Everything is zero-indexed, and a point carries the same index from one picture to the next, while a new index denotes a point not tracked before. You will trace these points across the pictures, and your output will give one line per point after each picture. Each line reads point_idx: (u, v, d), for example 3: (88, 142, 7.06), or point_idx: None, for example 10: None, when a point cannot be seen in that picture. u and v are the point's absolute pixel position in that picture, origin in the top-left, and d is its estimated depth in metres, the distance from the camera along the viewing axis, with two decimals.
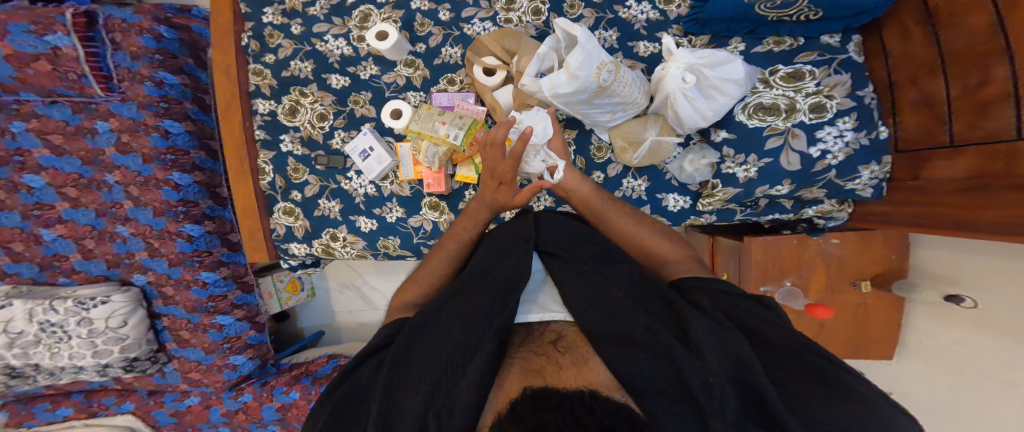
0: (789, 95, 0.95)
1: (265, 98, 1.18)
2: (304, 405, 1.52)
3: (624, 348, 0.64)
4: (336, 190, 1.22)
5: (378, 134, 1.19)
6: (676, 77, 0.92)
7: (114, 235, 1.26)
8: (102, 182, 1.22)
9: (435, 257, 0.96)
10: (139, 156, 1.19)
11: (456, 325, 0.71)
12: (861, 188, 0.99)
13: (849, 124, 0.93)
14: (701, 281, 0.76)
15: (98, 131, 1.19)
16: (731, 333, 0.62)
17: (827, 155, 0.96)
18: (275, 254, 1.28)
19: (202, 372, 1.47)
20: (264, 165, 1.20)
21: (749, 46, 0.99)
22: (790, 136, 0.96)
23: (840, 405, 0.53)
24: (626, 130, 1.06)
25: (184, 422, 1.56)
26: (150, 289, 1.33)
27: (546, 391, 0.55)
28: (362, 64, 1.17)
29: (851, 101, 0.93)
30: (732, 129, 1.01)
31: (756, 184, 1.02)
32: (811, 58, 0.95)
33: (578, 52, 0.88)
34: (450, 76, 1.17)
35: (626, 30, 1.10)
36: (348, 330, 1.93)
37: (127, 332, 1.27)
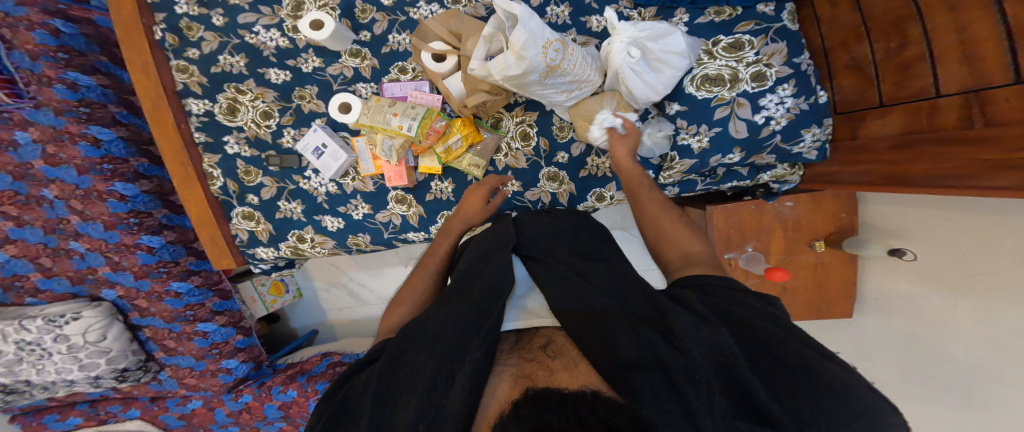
0: (732, 66, 0.90)
1: (197, 97, 1.13)
2: (303, 401, 1.54)
3: (605, 350, 0.58)
4: (296, 191, 1.20)
5: (331, 130, 1.15)
6: (620, 52, 0.86)
7: (70, 252, 1.25)
8: (41, 197, 1.19)
9: (417, 273, 0.94)
10: (72, 168, 1.16)
11: (437, 335, 0.68)
12: (807, 151, 0.94)
13: (789, 91, 0.88)
14: (706, 278, 0.67)
15: (20, 143, 1.13)
16: (713, 327, 0.56)
17: (771, 121, 0.90)
18: (243, 259, 1.27)
19: (197, 377, 1.50)
20: (212, 169, 1.17)
21: (692, 17, 0.93)
22: (736, 106, 0.91)
23: (822, 397, 0.47)
24: (584, 109, 0.98)
25: (194, 423, 1.62)
26: (122, 302, 1.33)
27: (549, 391, 0.52)
28: (302, 56, 1.12)
29: (788, 69, 0.88)
30: (683, 101, 0.94)
31: (709, 155, 0.96)
32: (748, 27, 0.90)
33: (521, 31, 0.80)
34: (401, 64, 1.11)
35: (578, 4, 1.00)
36: (341, 327, 1.93)
37: (109, 345, 1.30)
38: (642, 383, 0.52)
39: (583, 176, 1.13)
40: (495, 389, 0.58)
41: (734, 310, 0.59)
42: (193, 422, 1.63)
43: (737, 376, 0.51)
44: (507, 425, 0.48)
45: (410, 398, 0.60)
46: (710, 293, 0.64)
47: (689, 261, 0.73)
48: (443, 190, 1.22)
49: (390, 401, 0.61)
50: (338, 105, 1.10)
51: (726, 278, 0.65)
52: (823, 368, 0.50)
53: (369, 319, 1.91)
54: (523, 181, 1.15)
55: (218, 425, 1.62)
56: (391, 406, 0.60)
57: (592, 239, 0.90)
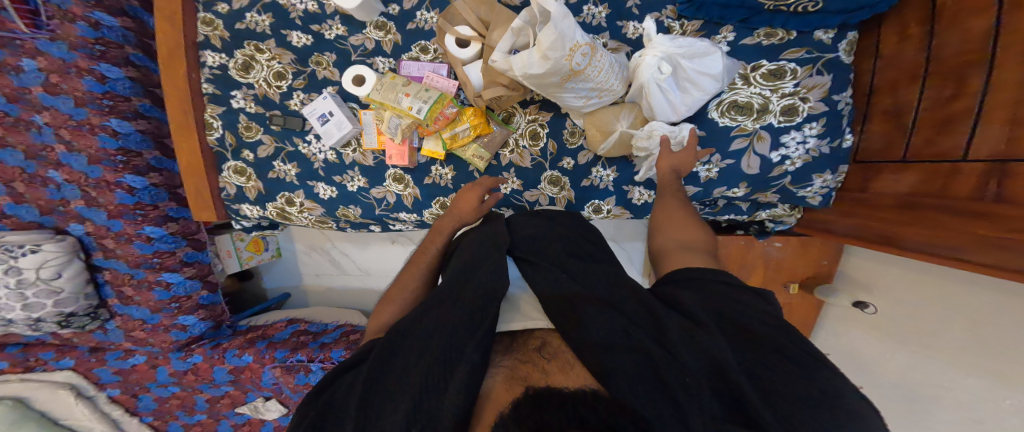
0: (765, 94, 0.96)
1: (215, 51, 1.12)
2: (257, 368, 1.57)
3: (607, 349, 0.64)
4: (294, 153, 1.19)
5: (340, 99, 1.15)
6: (652, 66, 0.91)
7: (46, 180, 1.20)
8: (31, 122, 1.14)
9: (408, 272, 0.98)
10: (70, 99, 1.12)
11: (433, 333, 0.73)
12: (811, 196, 1.02)
13: (815, 130, 0.95)
14: (705, 272, 0.75)
15: (24, 69, 1.10)
16: (706, 332, 0.64)
17: (786, 160, 0.98)
18: (225, 214, 1.24)
19: (147, 331, 1.46)
20: (212, 120, 1.15)
21: (739, 37, 0.96)
22: (756, 138, 0.98)
23: (815, 401, 0.54)
24: (597, 118, 1.03)
25: (130, 380, 1.60)
26: (88, 239, 1.28)
27: (550, 392, 0.56)
28: (327, 22, 1.12)
29: (824, 106, 0.94)
30: (704, 125, 1.00)
31: (715, 185, 1.04)
32: (797, 55, 0.94)
33: (550, 30, 0.83)
34: (422, 43, 1.12)
35: (617, 8, 1.03)
36: (314, 293, 1.95)
37: (62, 285, 1.25)
38: (642, 384, 0.59)
39: (585, 185, 1.18)
40: (490, 392, 0.65)
41: (728, 313, 0.67)
42: (130, 378, 1.61)
43: (727, 380, 0.58)
44: (509, 424, 0.51)
45: (402, 397, 0.65)
46: (702, 293, 0.72)
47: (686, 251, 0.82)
48: (443, 176, 1.24)
49: (382, 395, 0.67)
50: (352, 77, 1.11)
51: (728, 276, 0.73)
52: (806, 378, 0.57)
53: (345, 289, 1.93)
54: (524, 181, 1.20)
55: (156, 384, 1.62)
56: (384, 399, 0.66)
57: (588, 243, 0.97)
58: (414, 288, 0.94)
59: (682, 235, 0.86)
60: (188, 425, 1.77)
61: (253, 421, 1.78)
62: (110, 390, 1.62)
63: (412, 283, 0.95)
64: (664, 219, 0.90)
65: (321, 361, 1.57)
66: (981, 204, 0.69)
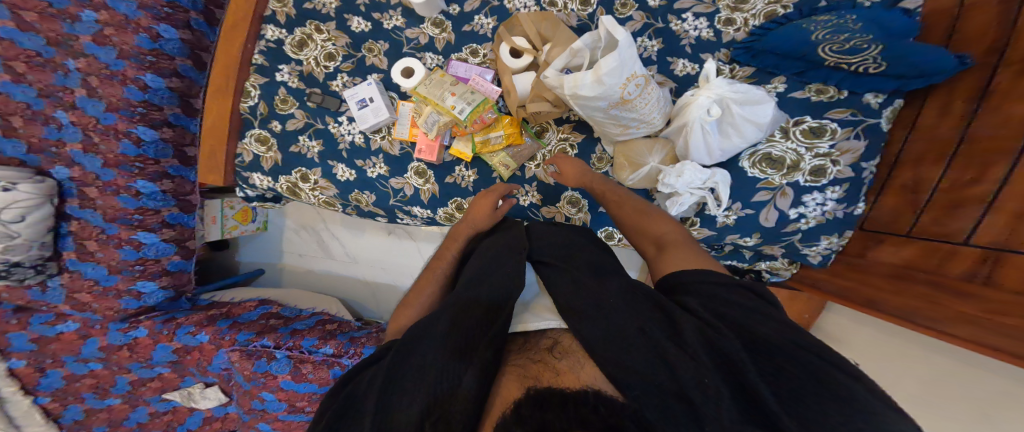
0: (799, 151, 1.07)
1: (277, 26, 1.29)
2: (209, 349, 1.47)
3: (621, 354, 0.68)
4: (321, 131, 1.28)
5: (382, 87, 1.25)
6: (702, 107, 1.02)
7: (49, 119, 1.25)
8: (60, 65, 1.23)
9: (424, 281, 1.01)
10: (114, 50, 1.24)
11: (455, 333, 0.75)
12: (812, 254, 1.17)
13: (836, 194, 1.08)
14: (706, 276, 0.79)
15: (81, 19, 1.22)
16: (718, 334, 0.68)
17: (802, 218, 1.12)
18: (234, 181, 1.32)
19: (95, 295, 1.38)
20: (252, 89, 1.28)
21: (789, 89, 1.08)
22: (779, 194, 1.12)
23: (827, 402, 0.57)
24: (633, 148, 1.13)
25: (45, 351, 1.41)
26: (69, 185, 1.30)
27: (550, 391, 0.61)
28: (389, 13, 1.28)
29: (851, 171, 1.06)
30: (735, 174, 1.14)
31: (728, 231, 1.19)
32: (843, 115, 1.04)
33: (613, 58, 0.93)
34: (475, 47, 1.27)
35: (671, 44, 1.19)
36: (291, 273, 1.92)
37: (19, 230, 1.22)
38: (658, 392, 0.63)
39: (602, 211, 1.26)
40: (496, 392, 0.68)
41: (736, 316, 0.70)
42: (46, 350, 1.42)
43: (740, 387, 0.62)
44: (511, 423, 0.56)
45: (416, 398, 0.67)
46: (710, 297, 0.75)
47: (690, 259, 0.87)
48: (465, 178, 1.27)
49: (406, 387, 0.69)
50: (401, 68, 1.22)
51: (724, 277, 0.78)
52: (819, 372, 0.60)
53: (325, 274, 1.89)
54: (543, 197, 1.28)
55: (76, 359, 1.44)
56: (407, 391, 0.68)
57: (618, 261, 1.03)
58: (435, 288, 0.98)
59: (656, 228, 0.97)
60: (90, 411, 1.53)
61: (179, 410, 1.61)
62: (14, 360, 1.40)
63: (431, 284, 0.99)
64: (636, 229, 1.00)
65: (289, 349, 1.47)
66: (969, 285, 0.83)
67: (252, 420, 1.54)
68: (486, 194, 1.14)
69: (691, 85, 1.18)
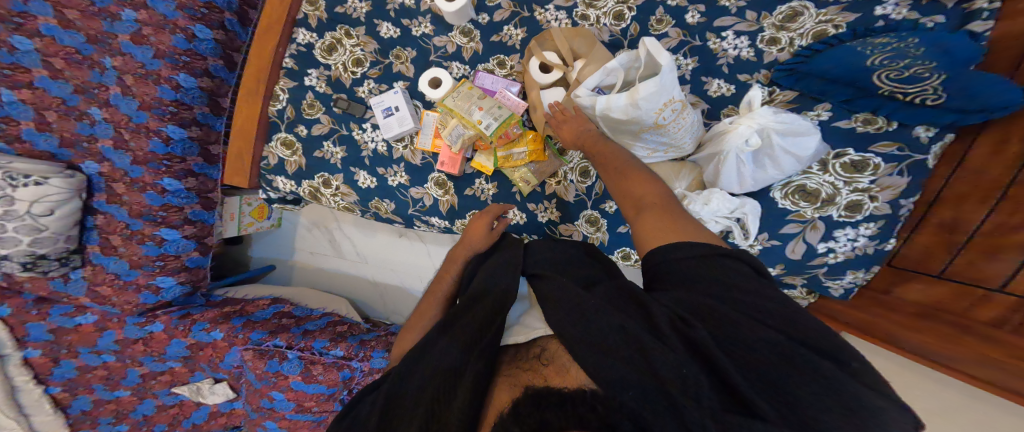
0: (836, 185, 1.05)
1: (308, 30, 1.30)
2: (224, 346, 1.48)
3: (592, 344, 0.62)
4: (345, 137, 1.29)
5: (408, 96, 1.25)
6: (743, 136, 0.98)
7: (83, 115, 1.28)
8: (98, 63, 1.26)
9: (427, 303, 1.01)
10: (150, 50, 1.28)
11: (450, 350, 0.72)
12: (834, 287, 1.14)
13: (869, 231, 1.05)
14: (679, 253, 0.71)
15: (121, 18, 1.25)
16: (690, 322, 0.61)
17: (830, 252, 1.10)
18: (257, 183, 1.35)
19: (116, 288, 1.41)
20: (280, 92, 1.30)
21: (833, 117, 1.04)
22: (810, 227, 1.09)
23: (803, 383, 0.53)
24: (657, 171, 1.14)
25: (61, 341, 1.44)
26: (97, 181, 1.33)
27: (549, 390, 0.57)
28: (418, 19, 1.28)
29: (887, 208, 1.03)
30: (766, 203, 1.11)
31: None
32: (888, 149, 1.00)
33: (653, 83, 0.92)
34: (501, 58, 1.26)
35: (706, 63, 1.18)
36: (300, 270, 1.92)
37: (48, 223, 1.25)
38: (632, 378, 0.56)
39: (621, 232, 1.23)
40: (493, 395, 0.62)
41: (722, 296, 0.64)
42: (61, 340, 1.44)
43: (721, 374, 0.56)
44: (509, 425, 0.53)
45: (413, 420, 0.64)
46: (690, 277, 0.68)
47: (663, 230, 0.77)
48: (484, 191, 1.27)
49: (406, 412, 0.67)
50: (429, 78, 1.20)
51: (695, 250, 0.70)
52: (804, 359, 0.55)
53: (335, 273, 1.89)
54: (562, 214, 1.26)
55: (91, 349, 1.46)
56: (406, 416, 0.66)
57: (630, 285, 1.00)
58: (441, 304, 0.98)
59: (637, 191, 0.88)
60: (99, 402, 1.53)
61: (185, 405, 1.60)
62: (30, 350, 1.42)
63: (432, 309, 0.98)
64: (625, 201, 0.90)
65: (300, 349, 1.48)
66: (997, 331, 0.83)
67: (260, 417, 1.53)
68: (486, 213, 1.11)
69: (724, 107, 1.16)
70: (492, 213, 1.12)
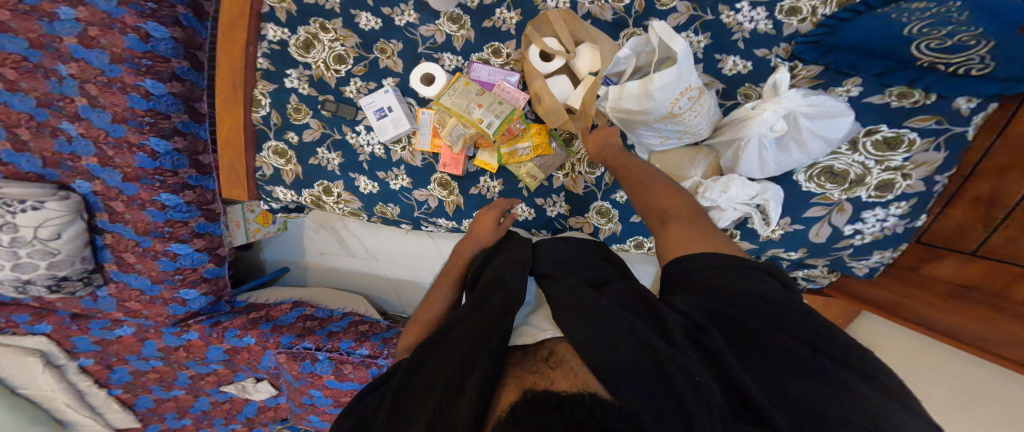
0: (866, 164, 0.98)
1: (278, 24, 1.23)
2: (257, 350, 1.52)
3: (602, 345, 0.55)
4: (339, 142, 1.26)
5: (399, 94, 1.21)
6: (767, 122, 0.91)
7: (57, 131, 1.28)
8: (52, 70, 1.23)
9: (433, 298, 0.94)
10: (105, 54, 1.22)
11: (454, 350, 0.63)
12: (858, 266, 1.09)
13: (900, 210, 0.99)
14: (699, 260, 0.68)
15: (59, 18, 1.19)
16: (702, 327, 0.57)
17: (857, 234, 1.04)
18: (257, 194, 1.35)
19: (144, 302, 1.46)
20: (262, 97, 1.26)
21: (864, 93, 0.96)
22: (836, 210, 1.04)
23: (819, 390, 0.49)
24: (670, 158, 1.07)
25: (109, 351, 1.49)
26: (93, 199, 1.34)
27: (546, 392, 0.49)
28: (400, 7, 1.20)
29: (922, 186, 0.95)
30: (788, 187, 1.05)
31: (772, 245, 1.12)
32: (925, 123, 0.92)
33: (669, 73, 0.86)
34: (496, 46, 1.19)
35: (720, 39, 1.08)
36: (315, 270, 1.96)
37: (59, 246, 1.29)
38: (636, 372, 0.52)
39: (633, 221, 1.19)
40: (503, 393, 0.54)
41: (739, 301, 0.60)
42: (109, 349, 1.50)
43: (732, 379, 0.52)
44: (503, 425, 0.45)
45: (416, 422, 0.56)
46: (706, 282, 0.64)
47: (686, 239, 0.74)
48: (490, 188, 1.24)
49: (405, 413, 0.60)
50: (421, 75, 1.16)
51: (713, 256, 0.67)
52: (822, 370, 0.50)
53: (348, 271, 1.92)
54: (571, 207, 1.22)
55: (137, 357, 1.52)
56: (405, 418, 0.59)
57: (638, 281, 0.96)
58: (443, 303, 0.92)
59: (657, 201, 0.86)
60: (160, 400, 1.63)
61: (235, 400, 1.69)
62: (84, 359, 1.49)
63: (439, 303, 0.92)
64: (647, 211, 0.88)
65: (329, 351, 1.51)
66: None
67: (303, 412, 1.61)
68: (489, 209, 1.04)
69: (740, 85, 1.09)
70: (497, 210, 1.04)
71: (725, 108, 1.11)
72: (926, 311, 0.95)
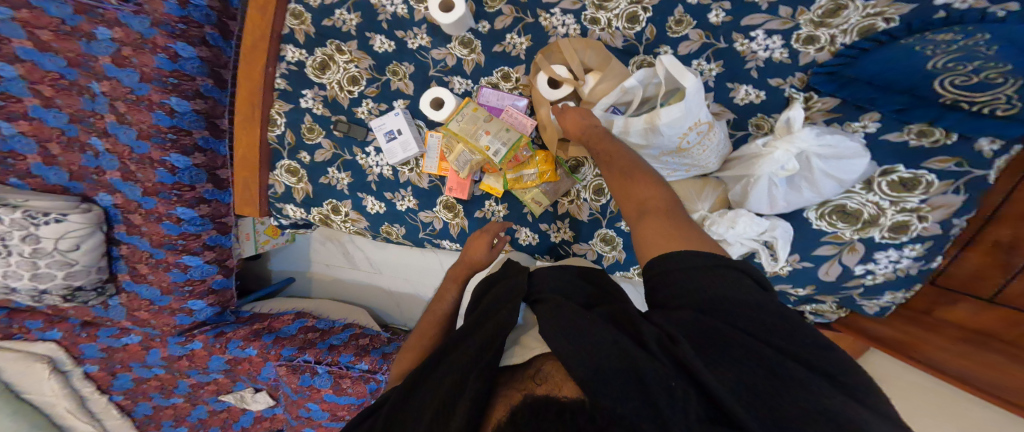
0: (881, 205, 0.95)
1: (296, 46, 1.27)
2: (258, 361, 1.52)
3: (579, 353, 0.54)
4: (349, 162, 1.28)
5: (409, 116, 1.22)
6: (778, 161, 0.90)
7: (86, 146, 1.32)
8: (85, 88, 1.27)
9: (428, 318, 0.93)
10: (135, 73, 1.27)
11: (446, 374, 0.62)
12: (868, 305, 1.06)
13: (914, 252, 0.96)
14: (682, 259, 0.64)
15: (98, 37, 1.24)
16: (683, 336, 0.55)
17: (868, 274, 1.02)
18: (268, 211, 1.38)
19: (152, 312, 1.47)
20: (277, 117, 1.29)
21: (880, 130, 0.93)
22: (847, 249, 1.01)
23: (798, 401, 0.46)
24: (677, 191, 1.07)
25: (115, 358, 1.51)
26: (114, 211, 1.38)
27: (528, 406, 0.49)
28: (413, 30, 1.22)
29: (938, 229, 0.92)
30: (799, 224, 1.04)
31: (779, 281, 1.10)
32: (945, 165, 0.89)
33: (677, 108, 0.85)
34: (506, 70, 1.21)
35: (732, 67, 1.08)
36: (319, 282, 1.98)
37: (77, 257, 1.31)
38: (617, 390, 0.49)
39: None
40: (489, 418, 0.53)
41: (728, 314, 0.56)
42: (115, 356, 1.51)
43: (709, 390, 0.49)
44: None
45: None
46: (693, 292, 0.60)
47: (664, 236, 0.71)
48: (495, 212, 1.24)
49: None
50: (431, 99, 1.17)
51: (696, 256, 0.64)
52: (798, 378, 0.48)
53: (352, 283, 1.93)
54: (576, 233, 1.22)
55: (141, 365, 1.53)
56: None
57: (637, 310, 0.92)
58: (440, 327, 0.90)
59: (642, 195, 0.81)
60: (159, 407, 1.63)
61: (233, 409, 1.67)
62: (89, 366, 1.51)
63: (436, 324, 0.90)
64: (632, 208, 0.82)
65: (329, 364, 1.50)
66: None
67: (300, 425, 1.59)
68: (483, 231, 1.03)
69: (752, 115, 1.08)
70: (490, 230, 1.04)
71: (736, 138, 1.10)
72: (940, 354, 0.93)
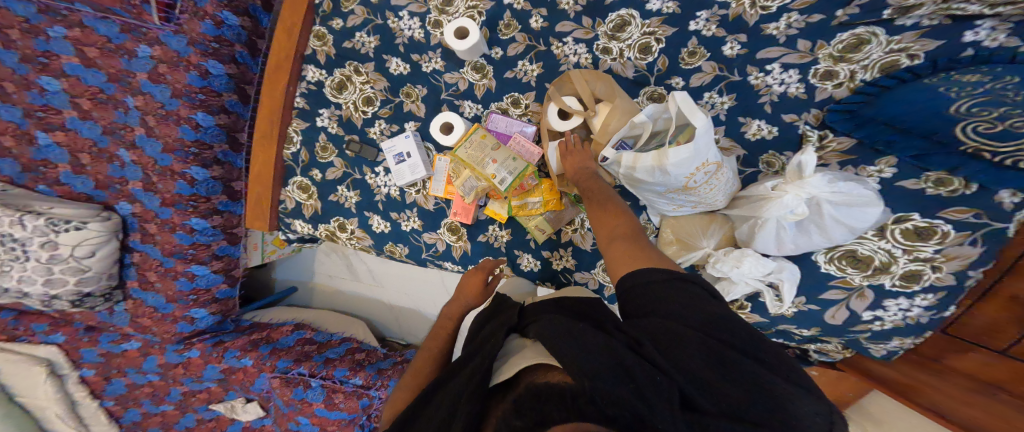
0: (893, 252, 0.93)
1: (317, 66, 1.30)
2: (254, 372, 1.51)
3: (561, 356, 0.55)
4: (358, 181, 1.29)
5: (418, 139, 1.23)
6: (788, 206, 0.89)
7: (113, 157, 1.35)
8: (121, 102, 1.32)
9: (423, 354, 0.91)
10: (168, 89, 1.31)
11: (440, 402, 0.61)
12: (876, 348, 1.03)
13: (926, 301, 0.94)
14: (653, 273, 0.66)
15: (138, 55, 1.29)
16: (657, 342, 0.56)
17: (877, 320, 0.99)
18: (276, 225, 1.38)
19: (155, 319, 1.48)
20: (294, 134, 1.32)
21: (896, 177, 0.92)
22: (856, 295, 0.99)
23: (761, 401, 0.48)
24: (684, 226, 1.06)
25: (111, 363, 1.51)
26: (131, 220, 1.40)
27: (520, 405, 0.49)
28: (429, 53, 1.24)
29: (952, 279, 0.91)
30: (806, 265, 1.02)
31: (783, 321, 1.08)
32: (962, 215, 0.87)
33: (685, 149, 0.85)
34: (517, 97, 1.22)
35: (744, 101, 1.08)
36: (320, 293, 1.98)
37: (90, 264, 1.33)
38: (593, 396, 0.49)
39: None
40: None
41: (683, 315, 0.58)
42: (112, 361, 1.51)
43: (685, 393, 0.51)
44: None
45: None
46: (651, 298, 0.62)
47: (630, 257, 0.72)
48: (498, 238, 1.24)
49: None
50: (440, 124, 1.18)
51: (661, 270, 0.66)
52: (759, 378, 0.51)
53: (353, 296, 1.93)
54: (578, 262, 1.21)
55: (137, 371, 1.53)
56: None
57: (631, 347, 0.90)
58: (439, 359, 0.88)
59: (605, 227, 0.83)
60: (147, 414, 1.58)
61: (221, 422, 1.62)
62: (86, 370, 1.51)
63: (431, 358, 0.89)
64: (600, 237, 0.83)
65: (323, 378, 1.49)
66: None
67: None
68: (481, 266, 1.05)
69: (763, 152, 1.07)
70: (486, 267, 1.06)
71: (746, 175, 1.09)
72: (940, 399, 0.95)
